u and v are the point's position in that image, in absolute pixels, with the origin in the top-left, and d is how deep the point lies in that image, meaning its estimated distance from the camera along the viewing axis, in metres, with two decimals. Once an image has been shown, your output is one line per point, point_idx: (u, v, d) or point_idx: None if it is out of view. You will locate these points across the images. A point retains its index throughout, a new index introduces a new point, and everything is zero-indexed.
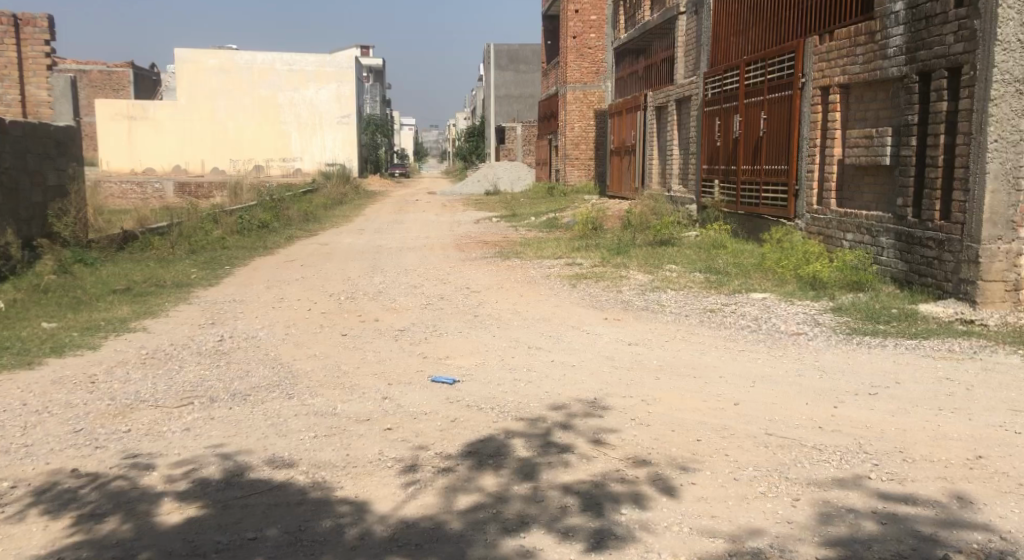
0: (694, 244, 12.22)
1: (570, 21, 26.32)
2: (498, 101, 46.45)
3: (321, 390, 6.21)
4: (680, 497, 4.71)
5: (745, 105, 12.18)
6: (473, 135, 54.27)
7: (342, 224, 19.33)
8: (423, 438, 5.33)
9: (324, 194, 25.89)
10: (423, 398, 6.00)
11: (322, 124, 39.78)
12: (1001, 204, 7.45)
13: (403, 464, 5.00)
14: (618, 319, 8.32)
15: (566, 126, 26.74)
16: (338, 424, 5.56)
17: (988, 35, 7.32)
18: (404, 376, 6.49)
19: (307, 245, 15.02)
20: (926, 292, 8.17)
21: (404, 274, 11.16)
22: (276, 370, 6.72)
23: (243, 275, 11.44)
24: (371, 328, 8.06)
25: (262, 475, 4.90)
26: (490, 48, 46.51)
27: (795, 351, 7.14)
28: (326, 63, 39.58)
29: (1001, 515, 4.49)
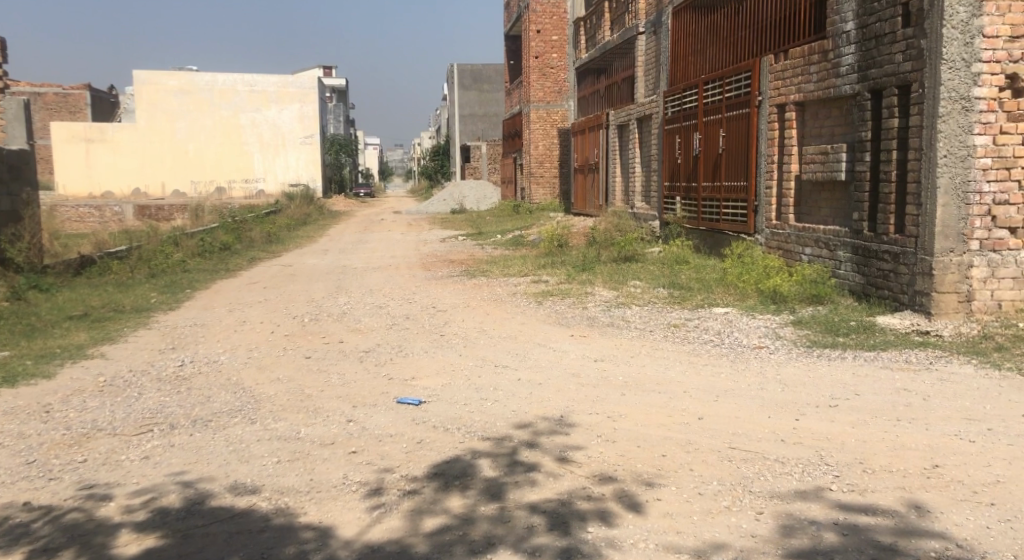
0: (657, 259, 12.33)
1: (533, 42, 26.42)
2: (463, 121, 46.62)
3: (284, 414, 6.19)
4: (646, 513, 4.76)
5: (704, 123, 12.38)
6: (438, 156, 54.74)
7: (304, 245, 19.29)
8: (389, 460, 5.34)
9: (287, 215, 25.82)
10: (388, 420, 6.01)
11: (286, 144, 39.80)
12: (952, 218, 7.61)
13: (367, 488, 5.00)
14: (583, 335, 8.39)
15: (530, 144, 26.89)
16: (302, 448, 5.55)
17: (934, 54, 7.51)
18: (369, 398, 6.49)
19: (270, 266, 14.93)
20: (882, 304, 8.32)
21: (369, 294, 11.16)
22: (238, 395, 6.68)
23: (203, 298, 11.37)
24: (336, 350, 8.05)
25: (223, 502, 4.88)
26: (454, 67, 46.67)
27: (757, 364, 7.26)
28: (290, 84, 39.59)
29: (956, 523, 4.60)
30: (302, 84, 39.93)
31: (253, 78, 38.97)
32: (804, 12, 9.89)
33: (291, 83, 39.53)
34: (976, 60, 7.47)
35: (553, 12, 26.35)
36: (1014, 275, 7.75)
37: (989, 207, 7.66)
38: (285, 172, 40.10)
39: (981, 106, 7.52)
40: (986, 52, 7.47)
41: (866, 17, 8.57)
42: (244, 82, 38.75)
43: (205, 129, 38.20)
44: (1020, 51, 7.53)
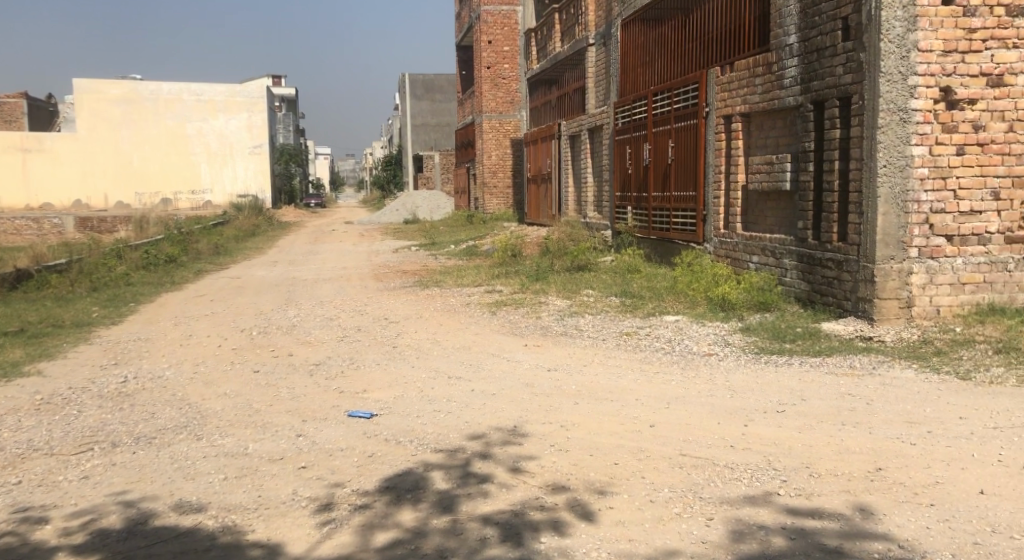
0: (610, 268, 12.46)
1: (484, 53, 26.48)
2: (415, 130, 46.55)
3: (231, 430, 6.16)
4: (599, 522, 4.82)
5: (654, 134, 12.57)
6: (390, 165, 54.64)
7: (252, 256, 19.12)
8: (339, 475, 5.33)
9: (235, 226, 25.57)
10: (339, 434, 6.01)
11: (233, 154, 39.38)
12: (892, 226, 7.82)
13: (317, 504, 5.00)
14: (537, 345, 8.45)
15: (483, 154, 26.95)
16: (250, 465, 5.53)
17: (873, 67, 7.73)
18: (320, 412, 6.48)
19: (218, 279, 14.78)
20: (827, 311, 8.52)
21: (319, 306, 11.12)
22: (184, 411, 6.62)
23: (148, 312, 11.23)
24: (285, 363, 8.01)
25: (167, 522, 4.84)
26: (405, 77, 46.61)
27: (707, 371, 7.38)
28: (237, 93, 39.33)
29: (898, 524, 4.73)
30: (250, 93, 39.72)
31: (199, 87, 38.52)
32: (749, 26, 10.10)
33: (238, 92, 39.28)
34: (912, 74, 7.69)
35: (506, 23, 26.50)
36: (952, 281, 7.95)
37: (927, 215, 7.85)
38: (234, 183, 39.58)
39: (917, 118, 7.73)
40: (921, 65, 7.69)
41: (808, 31, 8.78)
42: (190, 91, 38.29)
43: (149, 139, 37.75)
44: (954, 65, 7.75)
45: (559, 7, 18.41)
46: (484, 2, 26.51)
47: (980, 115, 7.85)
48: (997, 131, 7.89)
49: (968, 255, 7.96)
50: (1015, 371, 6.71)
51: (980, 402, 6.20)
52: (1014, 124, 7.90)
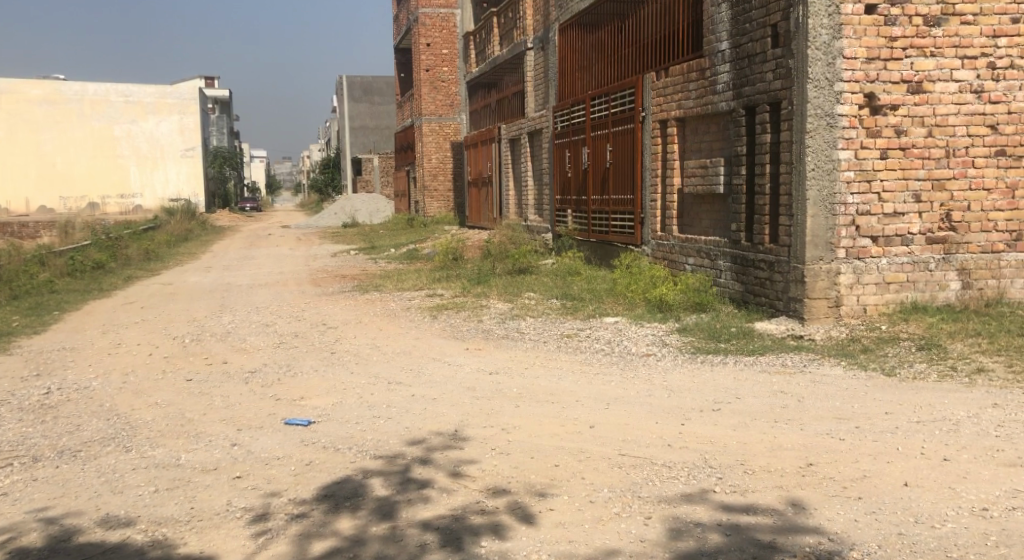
0: (550, 271, 12.57)
1: (422, 55, 26.42)
2: (354, 133, 46.25)
3: (162, 441, 6.09)
4: (539, 524, 4.89)
5: (592, 138, 12.72)
6: (328, 168, 54.21)
7: (184, 262, 18.83)
8: (275, 484, 5.32)
9: (166, 230, 25.12)
10: (275, 442, 5.99)
11: (165, 157, 39.43)
12: (820, 228, 8.05)
13: (252, 514, 4.98)
14: (479, 348, 8.51)
15: (424, 158, 26.81)
16: (182, 476, 5.48)
17: (801, 73, 7.95)
18: (256, 421, 6.44)
19: (147, 285, 14.54)
20: (760, 311, 8.74)
21: (254, 312, 11.02)
22: (111, 423, 6.53)
23: (74, 320, 11.01)
24: (219, 371, 7.93)
25: (93, 537, 4.78)
26: (342, 80, 46.29)
27: (645, 371, 7.52)
28: (167, 95, 39.33)
29: (829, 518, 4.88)
30: (181, 93, 39.91)
31: (127, 88, 38.11)
32: (682, 32, 10.30)
33: (169, 94, 39.28)
34: (837, 80, 7.95)
35: (445, 26, 26.75)
36: (877, 281, 8.20)
37: (853, 217, 8.11)
38: (166, 187, 39.66)
39: (843, 123, 7.99)
40: (846, 72, 7.95)
41: (739, 38, 9.00)
42: (117, 92, 37.72)
43: (74, 141, 36.82)
44: (876, 72, 8.02)
45: (498, 11, 18.49)
46: (422, 5, 26.63)
47: (902, 121, 8.10)
48: (917, 136, 8.14)
49: (892, 256, 8.22)
50: (938, 366, 6.96)
51: (904, 397, 6.43)
52: (932, 129, 8.15)
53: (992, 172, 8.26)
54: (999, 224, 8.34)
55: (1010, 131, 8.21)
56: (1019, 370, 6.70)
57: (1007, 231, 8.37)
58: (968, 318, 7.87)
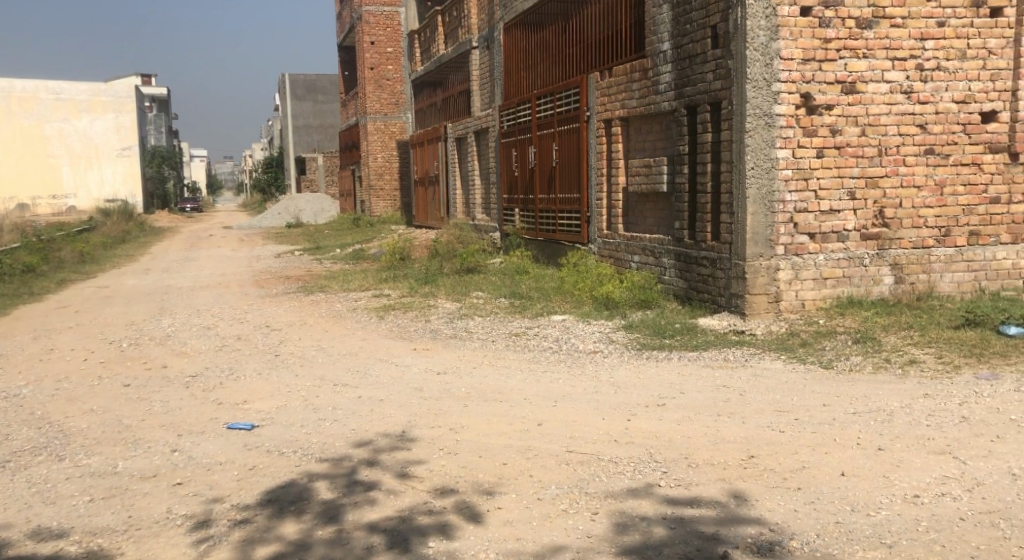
0: (498, 270, 12.63)
1: (366, 53, 26.22)
2: (298, 132, 45.77)
3: (97, 448, 6.02)
4: (487, 523, 4.94)
5: (538, 137, 12.80)
6: (271, 168, 53.65)
7: (122, 264, 18.49)
8: (217, 490, 5.29)
9: (103, 232, 24.64)
10: (217, 447, 5.95)
11: (99, 157, 39.00)
12: (760, 225, 8.22)
13: (192, 521, 4.95)
14: (427, 348, 8.51)
15: (369, 156, 26.70)
16: (119, 484, 5.42)
17: (740, 74, 8.12)
18: (197, 426, 6.38)
19: (82, 289, 14.26)
20: (703, 307, 8.90)
21: (195, 315, 10.88)
22: (43, 431, 6.42)
23: (3, 326, 10.76)
24: (159, 376, 7.84)
25: (25, 550, 4.71)
26: (284, 78, 45.79)
27: (592, 368, 7.61)
28: (101, 93, 39.00)
29: (769, 508, 4.99)
30: (115, 92, 39.63)
31: (59, 86, 37.30)
32: (625, 32, 10.41)
33: (103, 92, 38.99)
34: (775, 80, 8.11)
35: (388, 24, 26.56)
36: (814, 277, 8.39)
37: (792, 214, 8.28)
38: (100, 188, 39.14)
39: (780, 123, 8.16)
40: (783, 73, 8.12)
41: (680, 38, 9.14)
42: (47, 89, 36.84)
43: None
44: (812, 73, 8.20)
45: (443, 10, 18.49)
46: (365, 3, 26.37)
47: (837, 120, 8.30)
48: (851, 135, 8.35)
49: (829, 251, 8.42)
50: (873, 359, 7.16)
51: (841, 389, 6.60)
52: (866, 129, 8.37)
53: (921, 170, 8.52)
54: (928, 220, 8.59)
55: (937, 131, 8.47)
56: (949, 361, 6.94)
57: (936, 227, 8.62)
58: (900, 312, 8.12)
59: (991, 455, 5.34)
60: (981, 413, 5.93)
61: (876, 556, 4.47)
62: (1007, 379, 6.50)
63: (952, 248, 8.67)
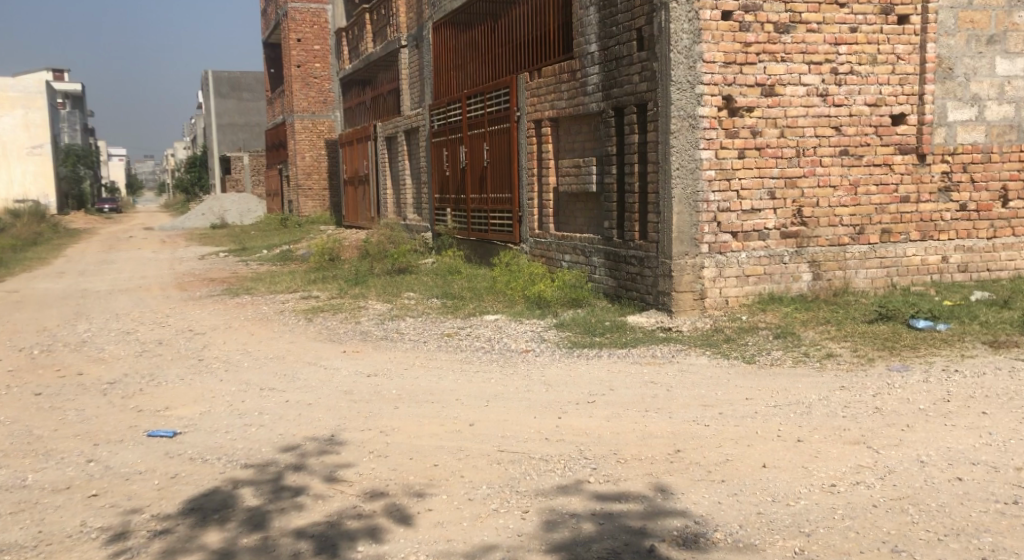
0: (431, 270, 12.61)
1: (292, 51, 25.91)
2: (222, 131, 44.94)
3: (7, 461, 5.86)
4: (418, 525, 4.95)
5: (469, 137, 12.83)
6: (193, 167, 52.69)
7: (35, 268, 17.95)
8: (135, 501, 5.20)
9: (16, 235, 23.86)
10: (136, 456, 5.84)
11: (7, 155, 38.40)
12: (685, 224, 8.37)
13: (109, 534, 4.86)
14: (357, 351, 8.46)
15: (296, 155, 26.39)
16: (31, 498, 5.29)
17: (664, 77, 8.26)
18: (115, 434, 6.26)
19: None
20: (632, 304, 9.03)
21: (113, 319, 10.64)
22: None
23: None
24: (74, 384, 7.65)
25: None
26: (207, 76, 45.04)
27: (524, 367, 7.67)
28: (9, 88, 38.67)
29: (695, 501, 5.09)
30: (25, 87, 39.24)
31: None
32: (553, 33, 10.49)
33: (11, 86, 38.62)
34: (698, 83, 8.26)
35: (315, 21, 26.34)
36: (737, 274, 8.58)
37: (715, 214, 8.45)
38: (8, 187, 38.03)
39: (704, 124, 8.32)
40: (705, 75, 8.28)
41: (606, 40, 9.26)
42: None
43: None
44: (733, 75, 8.37)
45: (371, 8, 18.39)
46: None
47: (757, 122, 8.49)
48: (771, 136, 8.56)
49: (751, 249, 8.62)
50: (792, 353, 7.36)
51: (763, 383, 6.77)
52: (784, 130, 8.59)
53: (837, 170, 8.79)
54: (844, 218, 8.87)
55: (852, 132, 8.77)
56: (864, 354, 7.17)
57: (851, 225, 8.91)
58: (819, 307, 8.36)
59: (902, 443, 5.54)
60: (893, 404, 6.15)
61: (795, 544, 4.59)
62: (917, 370, 6.75)
63: (866, 245, 8.98)
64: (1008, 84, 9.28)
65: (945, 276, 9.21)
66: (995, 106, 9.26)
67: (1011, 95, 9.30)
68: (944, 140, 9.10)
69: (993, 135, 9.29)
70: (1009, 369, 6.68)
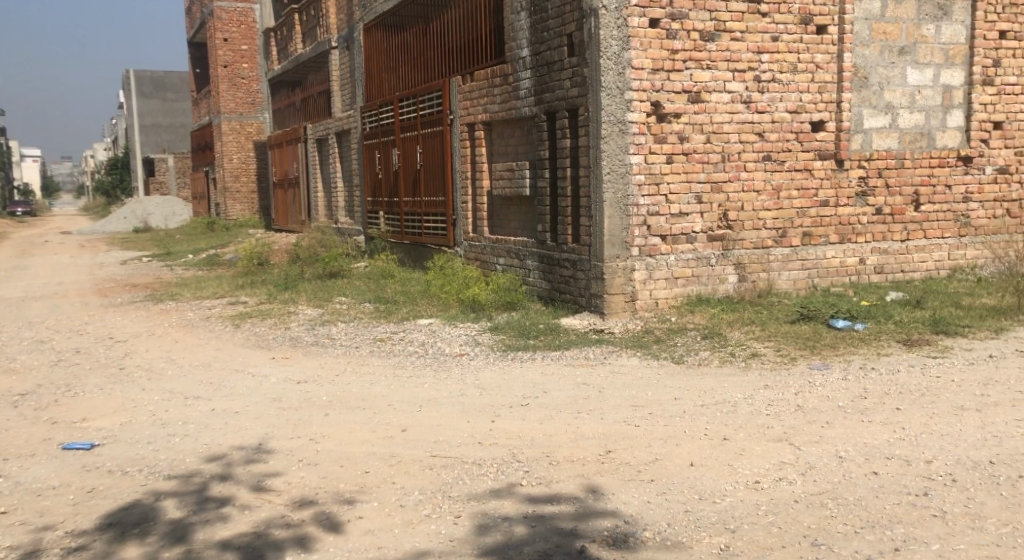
0: (363, 274, 12.49)
1: (219, 51, 25.38)
2: (145, 132, 43.88)
3: None
4: (348, 532, 4.89)
5: (401, 139, 12.75)
6: (114, 169, 51.37)
7: None
8: (50, 517, 5.04)
9: None
10: (51, 470, 5.67)
11: None
12: (616, 228, 8.44)
13: (21, 552, 4.70)
14: (286, 357, 8.33)
15: (224, 157, 25.87)
16: None
17: (594, 82, 8.32)
18: (27, 448, 6.05)
19: None
20: (566, 307, 9.07)
21: (27, 328, 10.29)
22: None
23: None
24: None
25: None
26: (126, 74, 43.53)
27: (458, 371, 7.63)
28: None
29: (625, 501, 5.12)
30: None
31: None
32: (485, 37, 10.49)
33: None
34: (627, 89, 8.34)
35: (242, 21, 25.92)
36: (666, 276, 8.68)
37: (645, 218, 8.54)
38: None
39: (633, 130, 8.40)
40: (634, 81, 8.36)
41: (537, 45, 9.29)
42: None
43: None
44: (661, 82, 8.47)
45: (299, 8, 18.19)
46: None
47: (684, 128, 8.61)
48: (698, 142, 8.68)
49: (679, 252, 8.73)
50: (719, 353, 7.47)
51: (692, 383, 6.86)
52: (710, 136, 8.72)
53: (760, 175, 8.96)
54: (767, 222, 9.05)
55: (774, 138, 8.95)
56: (787, 354, 7.31)
57: (774, 228, 9.09)
58: (743, 308, 8.51)
59: (823, 440, 5.66)
60: (814, 402, 6.28)
61: (721, 541, 4.65)
62: (836, 368, 6.92)
63: (788, 248, 9.17)
64: (919, 93, 9.57)
65: (862, 277, 9.46)
66: (907, 114, 9.55)
67: (921, 104, 9.59)
68: (861, 146, 9.36)
69: (905, 142, 9.58)
70: (921, 366, 6.88)
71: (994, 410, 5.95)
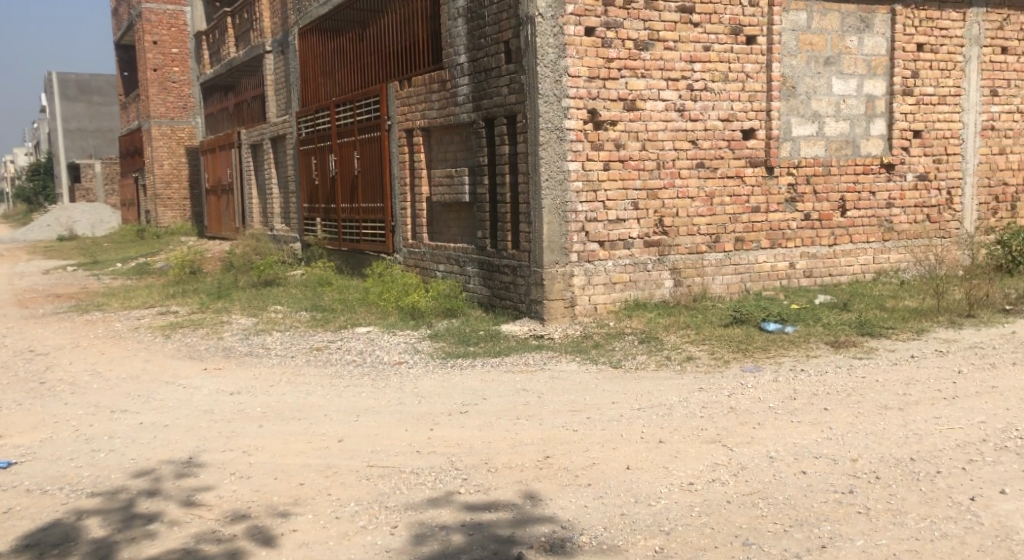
0: (300, 282, 12.32)
1: (148, 54, 24.95)
2: (70, 137, 42.75)
3: None
4: (282, 546, 4.79)
5: (338, 145, 12.62)
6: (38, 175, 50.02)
7: None
8: None
9: None
10: None
11: None
12: (555, 234, 8.45)
13: None
14: (218, 368, 8.15)
15: (154, 163, 25.38)
16: None
17: (532, 90, 8.34)
18: None
19: None
20: (506, 313, 9.05)
21: None
22: None
23: None
24: None
25: None
26: (49, 77, 42.38)
27: (396, 380, 7.54)
28: None
29: (562, 506, 5.11)
30: None
31: None
32: (422, 43, 10.44)
33: None
34: (564, 96, 8.37)
35: (172, 23, 25.44)
36: (604, 282, 8.72)
37: (583, 224, 8.56)
38: None
39: (570, 137, 8.42)
40: (571, 89, 8.39)
41: (475, 52, 9.27)
42: None
43: None
44: (597, 90, 8.51)
45: (232, 12, 17.95)
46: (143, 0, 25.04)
47: (620, 135, 8.66)
48: (633, 149, 8.75)
49: (617, 258, 8.78)
50: (655, 357, 7.53)
51: (629, 387, 6.89)
52: (645, 144, 8.79)
53: (694, 182, 9.08)
54: (701, 227, 9.16)
55: (707, 146, 9.08)
56: (720, 357, 7.40)
57: (708, 234, 9.21)
58: (679, 312, 8.58)
59: (755, 441, 5.72)
60: (746, 403, 6.35)
61: (655, 543, 4.67)
62: (767, 370, 7.02)
63: (722, 253, 9.30)
64: (844, 102, 9.77)
65: (792, 281, 9.63)
66: (833, 122, 9.75)
67: (846, 113, 9.80)
68: (790, 153, 9.53)
69: (832, 150, 9.77)
70: (848, 366, 7.02)
71: (916, 408, 6.08)
